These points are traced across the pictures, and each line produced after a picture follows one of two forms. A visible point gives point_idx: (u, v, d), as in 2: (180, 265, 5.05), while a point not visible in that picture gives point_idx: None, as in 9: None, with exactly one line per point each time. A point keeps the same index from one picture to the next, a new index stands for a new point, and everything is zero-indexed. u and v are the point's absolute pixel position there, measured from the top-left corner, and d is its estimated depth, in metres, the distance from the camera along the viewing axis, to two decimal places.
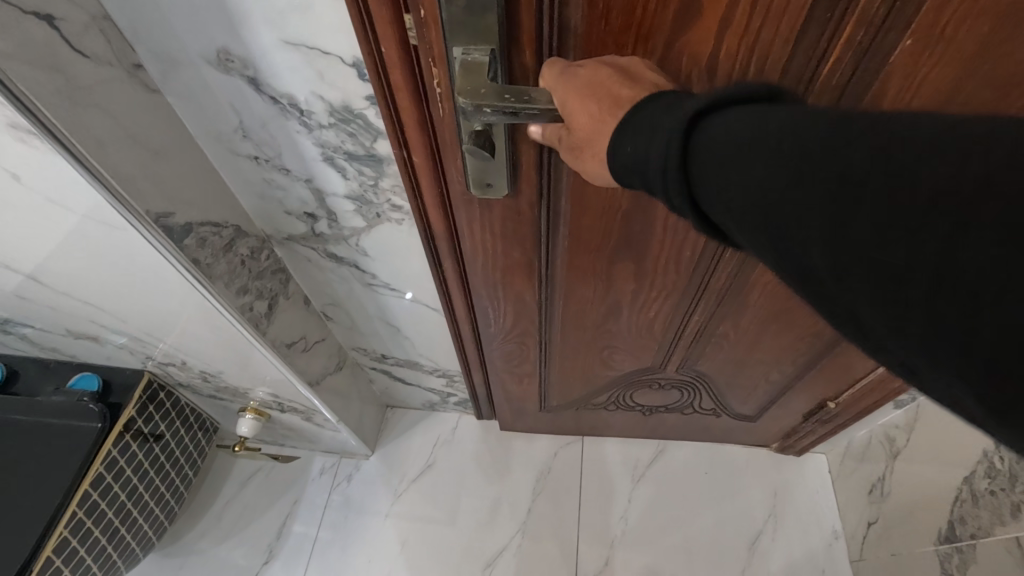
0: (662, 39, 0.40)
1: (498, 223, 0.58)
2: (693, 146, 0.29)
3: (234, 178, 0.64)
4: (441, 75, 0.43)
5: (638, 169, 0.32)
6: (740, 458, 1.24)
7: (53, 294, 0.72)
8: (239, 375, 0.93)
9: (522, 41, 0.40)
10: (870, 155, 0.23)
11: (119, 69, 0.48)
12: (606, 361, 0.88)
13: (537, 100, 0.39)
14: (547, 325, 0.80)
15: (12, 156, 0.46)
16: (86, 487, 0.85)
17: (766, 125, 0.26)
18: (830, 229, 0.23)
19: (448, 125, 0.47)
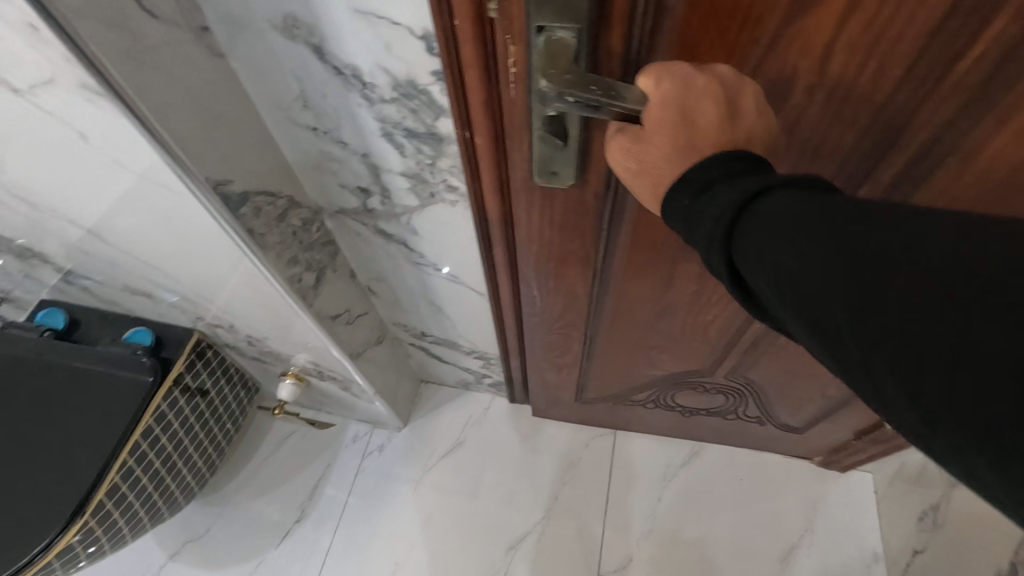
0: (771, 24, 0.35)
1: (558, 213, 0.56)
2: (745, 213, 0.32)
3: (290, 148, 0.63)
4: (517, 53, 0.39)
5: (691, 225, 0.35)
6: (780, 468, 1.19)
7: (114, 251, 0.73)
8: (283, 341, 0.95)
9: (611, 20, 0.36)
10: (898, 241, 0.26)
11: (187, 31, 0.47)
12: (652, 360, 0.85)
13: (626, 98, 0.37)
14: (595, 319, 0.77)
15: (80, 116, 0.46)
16: (137, 437, 0.88)
17: (809, 205, 0.30)
18: (854, 298, 0.26)
19: (519, 108, 0.44)
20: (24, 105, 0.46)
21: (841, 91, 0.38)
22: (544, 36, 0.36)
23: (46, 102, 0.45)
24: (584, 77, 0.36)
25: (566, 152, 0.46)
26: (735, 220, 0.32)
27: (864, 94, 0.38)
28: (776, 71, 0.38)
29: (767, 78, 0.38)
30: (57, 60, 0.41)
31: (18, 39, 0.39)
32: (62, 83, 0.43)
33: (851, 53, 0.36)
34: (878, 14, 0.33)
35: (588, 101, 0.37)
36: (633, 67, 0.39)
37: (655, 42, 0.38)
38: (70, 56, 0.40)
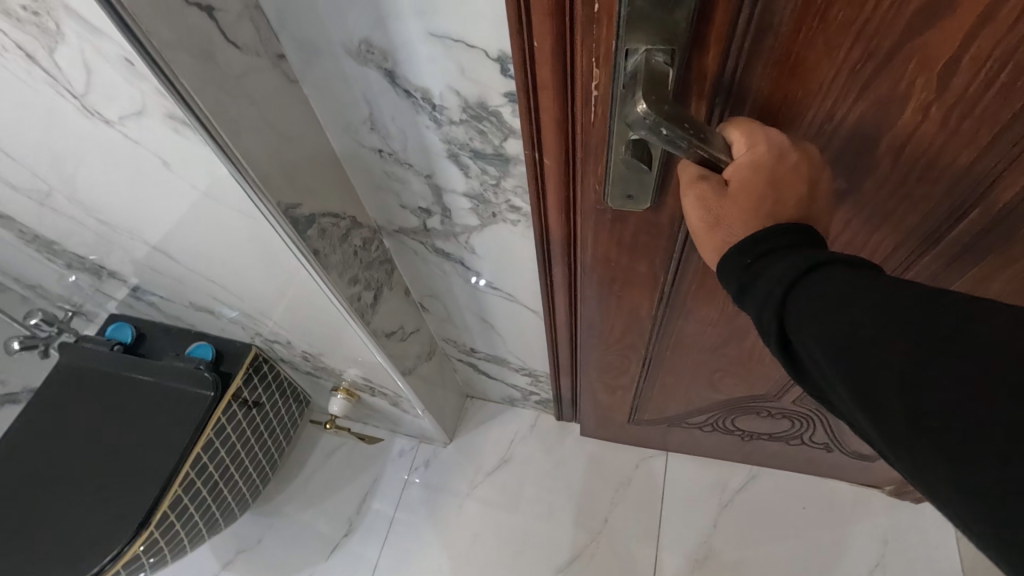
0: (886, 44, 0.32)
1: (628, 237, 0.54)
2: (798, 281, 0.32)
3: (354, 169, 0.63)
4: (602, 78, 0.38)
5: (741, 286, 0.35)
6: (845, 497, 1.12)
7: (183, 270, 0.76)
8: (336, 357, 0.95)
9: (708, 43, 0.34)
10: (960, 325, 0.26)
11: (265, 59, 0.48)
12: (714, 384, 0.81)
13: (715, 145, 0.36)
14: (658, 342, 0.74)
15: (164, 145, 0.47)
16: (199, 449, 0.90)
17: (865, 277, 0.30)
18: (910, 379, 0.26)
19: (596, 132, 0.42)
20: (114, 134, 0.48)
21: (960, 109, 0.35)
22: (641, 62, 0.34)
23: (134, 131, 0.47)
24: (681, 112, 0.34)
25: (647, 176, 0.44)
26: (791, 286, 0.32)
27: (989, 112, 0.34)
28: (887, 90, 0.35)
29: (875, 97, 0.35)
30: (148, 93, 0.42)
31: (114, 73, 0.41)
32: (151, 114, 0.44)
33: (980, 68, 0.32)
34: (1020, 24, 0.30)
35: (679, 138, 0.35)
36: (724, 90, 0.37)
37: (754, 63, 0.36)
38: (160, 89, 0.41)
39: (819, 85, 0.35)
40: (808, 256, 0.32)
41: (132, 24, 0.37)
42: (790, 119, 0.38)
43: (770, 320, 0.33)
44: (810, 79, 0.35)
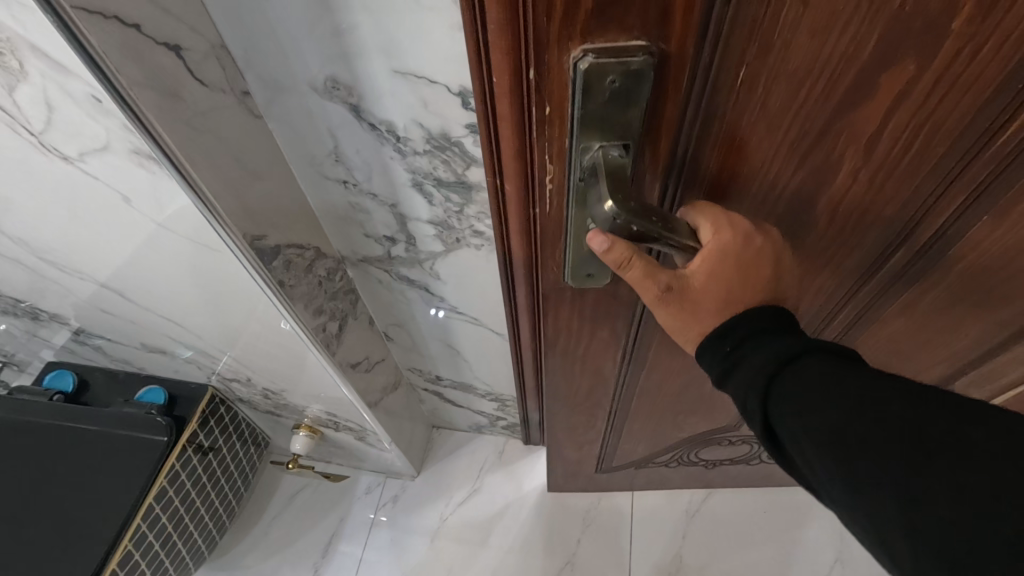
0: (819, 124, 0.37)
1: (591, 307, 0.57)
2: (784, 371, 0.36)
3: (318, 201, 0.64)
4: (555, 172, 0.43)
5: (728, 371, 0.39)
6: (802, 500, 1.18)
7: (136, 309, 0.73)
8: (298, 393, 0.93)
9: (660, 130, 0.38)
10: (926, 421, 0.32)
11: (231, 96, 0.49)
12: (677, 419, 0.85)
13: (679, 233, 0.38)
14: (621, 396, 0.78)
15: (127, 180, 0.47)
16: (151, 500, 0.86)
17: (841, 371, 0.35)
18: (887, 466, 0.31)
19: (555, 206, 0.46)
20: (72, 171, 0.47)
21: (883, 171, 0.40)
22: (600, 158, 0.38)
23: (94, 167, 0.47)
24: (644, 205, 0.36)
25: None
26: (778, 375, 0.36)
27: (907, 171, 0.40)
28: (822, 157, 0.39)
29: (812, 165, 0.40)
30: (113, 129, 0.42)
31: (78, 110, 0.41)
32: (115, 150, 0.44)
33: (898, 136, 0.37)
34: (925, 100, 0.35)
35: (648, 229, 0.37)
36: (679, 166, 0.41)
37: (701, 144, 0.40)
38: (128, 125, 0.42)
39: (764, 157, 0.39)
40: (789, 348, 0.37)
41: (101, 62, 0.38)
42: (737, 187, 0.42)
43: (756, 404, 0.37)
44: (755, 154, 0.39)
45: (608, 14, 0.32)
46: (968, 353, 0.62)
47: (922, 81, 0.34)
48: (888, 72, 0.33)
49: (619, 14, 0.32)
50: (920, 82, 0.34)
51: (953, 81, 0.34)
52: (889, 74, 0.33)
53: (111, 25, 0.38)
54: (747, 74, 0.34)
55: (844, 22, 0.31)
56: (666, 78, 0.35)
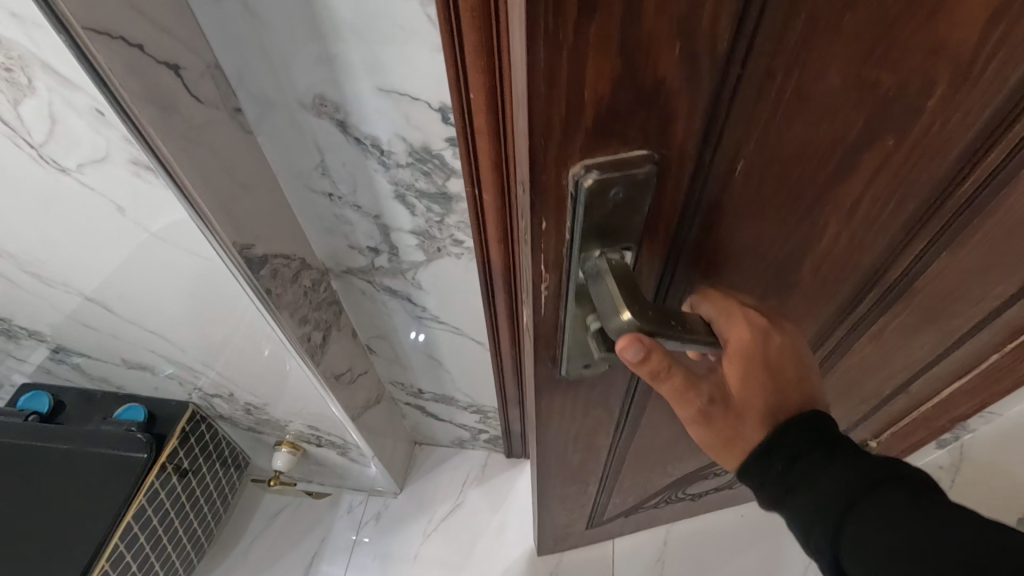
0: (808, 201, 0.36)
1: (583, 390, 0.54)
2: (860, 502, 0.36)
3: (305, 213, 0.67)
4: (550, 281, 0.38)
5: (794, 490, 0.39)
6: None
7: (120, 323, 0.74)
8: (282, 407, 0.94)
9: (658, 227, 0.36)
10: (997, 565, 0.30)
11: (223, 112, 0.52)
12: (665, 467, 0.86)
13: (700, 333, 0.38)
14: (612, 461, 0.79)
15: (123, 190, 0.50)
16: (129, 519, 0.85)
17: (919, 509, 0.34)
18: None
19: (546, 312, 0.42)
20: (68, 181, 0.50)
21: (868, 229, 0.40)
22: (605, 265, 0.35)
23: (91, 178, 0.49)
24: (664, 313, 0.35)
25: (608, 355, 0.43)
26: (850, 503, 0.36)
27: (882, 227, 0.40)
28: (808, 227, 0.38)
29: (798, 235, 0.39)
30: (113, 140, 0.45)
31: (81, 122, 0.44)
32: (114, 161, 0.47)
33: (877, 203, 0.37)
34: (902, 169, 0.34)
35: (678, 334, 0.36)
36: (676, 253, 0.39)
37: (698, 230, 0.38)
38: (128, 136, 0.44)
39: (755, 235, 0.38)
40: (870, 480, 0.37)
41: (106, 77, 0.41)
42: (728, 267, 0.41)
43: (826, 531, 0.37)
44: (747, 235, 0.38)
45: (611, 125, 0.29)
46: (920, 360, 0.66)
47: (902, 154, 0.33)
48: (870, 151, 0.32)
49: (623, 127, 0.29)
50: (899, 156, 0.33)
51: (925, 149, 0.33)
52: (871, 151, 0.33)
53: (117, 44, 0.41)
54: (745, 165, 0.33)
55: (839, 113, 0.30)
56: (665, 177, 0.32)
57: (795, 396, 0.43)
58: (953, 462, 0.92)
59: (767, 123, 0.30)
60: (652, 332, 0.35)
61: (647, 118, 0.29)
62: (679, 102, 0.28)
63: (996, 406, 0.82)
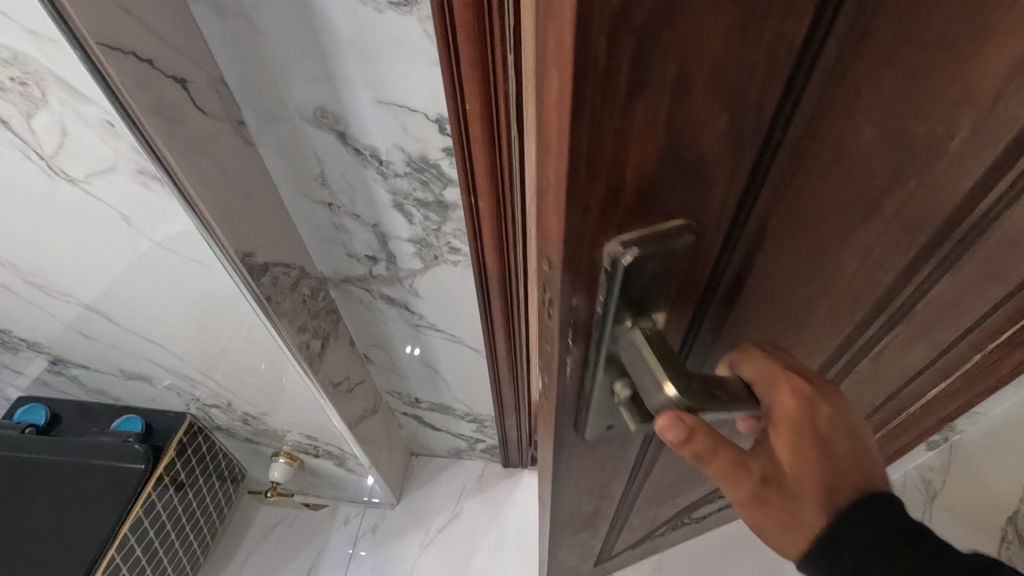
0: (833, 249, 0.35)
1: (599, 461, 0.50)
2: None
3: (305, 222, 0.68)
4: (574, 360, 0.34)
5: None
6: None
7: (119, 333, 0.75)
8: (280, 417, 0.94)
9: (688, 289, 0.34)
10: None
11: (227, 124, 0.54)
12: (674, 499, 0.84)
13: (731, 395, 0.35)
14: (625, 506, 0.75)
15: (130, 200, 0.52)
16: (126, 531, 0.85)
17: None
18: None
19: (562, 391, 0.37)
20: (75, 192, 0.51)
21: (889, 273, 0.38)
22: (639, 334, 0.32)
23: (98, 188, 0.50)
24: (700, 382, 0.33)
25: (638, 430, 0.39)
26: None
27: (907, 272, 0.39)
28: (832, 272, 0.37)
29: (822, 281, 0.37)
30: (122, 151, 0.47)
31: (91, 133, 0.45)
32: (121, 170, 0.48)
33: (904, 250, 0.36)
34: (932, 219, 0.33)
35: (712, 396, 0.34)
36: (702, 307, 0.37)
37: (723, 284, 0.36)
38: (136, 146, 0.46)
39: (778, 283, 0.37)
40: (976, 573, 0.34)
41: (117, 91, 0.43)
42: (749, 315, 0.39)
43: None
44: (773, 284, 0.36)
45: (651, 202, 0.27)
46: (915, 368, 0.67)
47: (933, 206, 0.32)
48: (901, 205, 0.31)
49: (664, 202, 0.27)
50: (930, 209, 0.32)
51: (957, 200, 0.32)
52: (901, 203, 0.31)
53: (128, 59, 0.43)
54: (775, 219, 0.31)
55: (869, 167, 0.29)
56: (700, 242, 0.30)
57: (855, 476, 0.37)
58: (944, 464, 0.93)
59: (802, 176, 0.29)
60: (691, 407, 0.32)
61: (688, 189, 0.27)
62: (718, 172, 0.27)
63: (982, 407, 0.84)
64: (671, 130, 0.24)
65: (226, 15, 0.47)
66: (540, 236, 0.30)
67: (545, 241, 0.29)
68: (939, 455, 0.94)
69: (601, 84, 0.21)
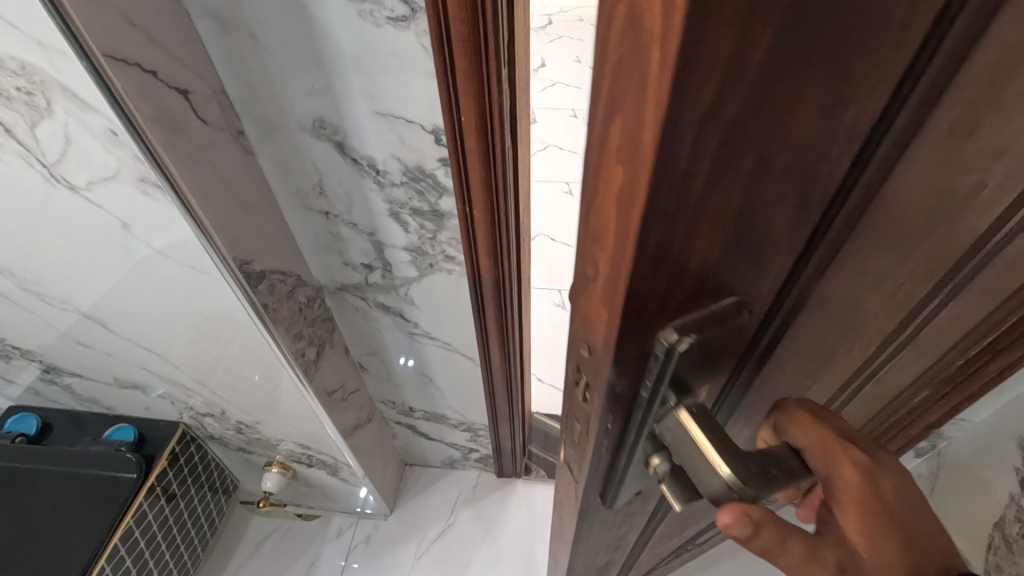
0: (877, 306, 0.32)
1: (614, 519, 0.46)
2: None
3: (303, 231, 0.70)
4: (604, 434, 0.31)
5: None
6: None
7: (115, 340, 0.75)
8: (274, 426, 0.94)
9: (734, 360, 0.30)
10: None
11: (227, 134, 0.55)
12: (683, 532, 0.76)
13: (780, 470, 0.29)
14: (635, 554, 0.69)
15: (130, 207, 0.53)
16: (116, 541, 0.84)
17: None
18: None
19: (588, 456, 0.34)
20: (76, 199, 0.52)
21: (933, 317, 0.36)
22: (684, 414, 0.28)
23: (98, 196, 0.52)
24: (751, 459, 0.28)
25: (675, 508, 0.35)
26: None
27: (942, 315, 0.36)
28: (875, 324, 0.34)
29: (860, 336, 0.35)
30: (124, 159, 0.48)
31: (94, 142, 0.47)
32: (122, 178, 0.49)
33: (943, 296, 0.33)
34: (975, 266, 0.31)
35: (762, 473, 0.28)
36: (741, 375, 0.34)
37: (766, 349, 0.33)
38: (139, 155, 0.47)
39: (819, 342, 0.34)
40: None
41: (121, 100, 0.44)
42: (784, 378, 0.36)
43: None
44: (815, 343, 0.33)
45: (712, 283, 0.24)
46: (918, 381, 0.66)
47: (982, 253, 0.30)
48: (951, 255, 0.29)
49: (721, 283, 0.24)
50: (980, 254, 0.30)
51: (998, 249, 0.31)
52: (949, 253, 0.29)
53: (132, 70, 0.44)
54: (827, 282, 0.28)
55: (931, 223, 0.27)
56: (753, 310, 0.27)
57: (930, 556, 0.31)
58: (931, 471, 0.94)
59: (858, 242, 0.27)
60: (756, 496, 0.27)
61: (749, 268, 0.24)
62: (782, 246, 0.24)
63: (968, 413, 0.85)
64: (743, 213, 0.21)
65: (229, 29, 0.49)
66: (585, 321, 0.27)
67: (592, 327, 0.26)
68: (926, 462, 0.95)
69: (680, 181, 0.18)
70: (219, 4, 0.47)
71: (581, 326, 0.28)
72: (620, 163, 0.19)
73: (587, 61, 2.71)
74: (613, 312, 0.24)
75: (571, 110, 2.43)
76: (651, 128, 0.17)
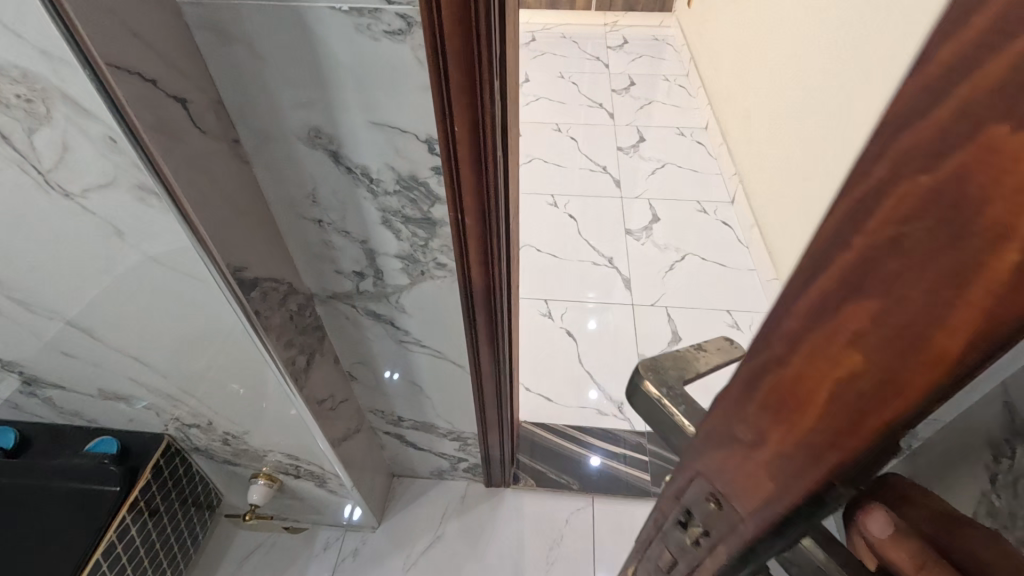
0: None
1: None
2: None
3: (295, 240, 0.70)
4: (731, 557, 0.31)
5: None
6: None
7: (102, 351, 0.74)
8: (262, 436, 0.94)
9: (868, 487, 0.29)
10: None
11: (223, 142, 0.56)
12: None
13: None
14: None
15: (125, 215, 0.53)
16: (98, 556, 0.82)
17: None
18: None
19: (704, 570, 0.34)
20: (71, 208, 0.53)
21: None
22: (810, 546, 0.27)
23: (94, 204, 0.52)
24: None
25: None
26: None
27: None
28: None
29: None
30: (122, 166, 0.48)
31: (93, 150, 0.47)
32: (119, 185, 0.50)
33: None
34: None
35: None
36: None
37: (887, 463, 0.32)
38: (137, 162, 0.48)
39: None
40: None
41: (122, 108, 0.45)
42: None
43: None
44: None
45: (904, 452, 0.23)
46: None
47: None
48: None
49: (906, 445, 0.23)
50: None
51: None
52: None
53: (133, 80, 0.45)
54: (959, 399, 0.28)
55: None
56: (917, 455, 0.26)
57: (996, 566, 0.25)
58: None
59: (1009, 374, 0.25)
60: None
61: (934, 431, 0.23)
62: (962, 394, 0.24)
63: None
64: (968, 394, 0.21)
65: (228, 41, 0.50)
66: (749, 479, 0.27)
67: (755, 475, 0.26)
68: None
69: (959, 382, 0.18)
70: (219, 17, 0.48)
71: (738, 476, 0.28)
72: (868, 350, 0.19)
73: (569, 76, 2.77)
74: (807, 476, 0.23)
75: (554, 124, 2.48)
76: (954, 336, 0.16)
